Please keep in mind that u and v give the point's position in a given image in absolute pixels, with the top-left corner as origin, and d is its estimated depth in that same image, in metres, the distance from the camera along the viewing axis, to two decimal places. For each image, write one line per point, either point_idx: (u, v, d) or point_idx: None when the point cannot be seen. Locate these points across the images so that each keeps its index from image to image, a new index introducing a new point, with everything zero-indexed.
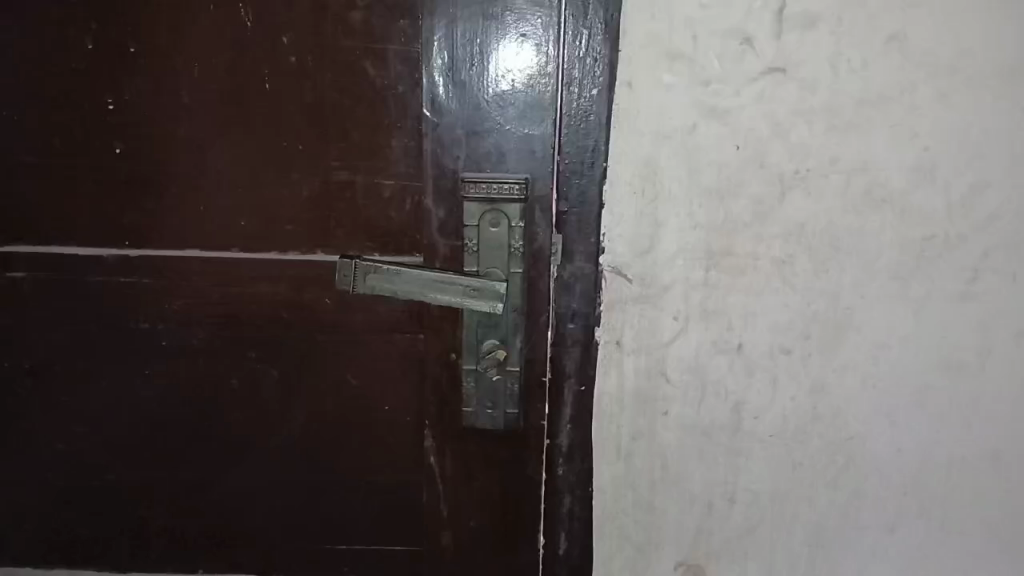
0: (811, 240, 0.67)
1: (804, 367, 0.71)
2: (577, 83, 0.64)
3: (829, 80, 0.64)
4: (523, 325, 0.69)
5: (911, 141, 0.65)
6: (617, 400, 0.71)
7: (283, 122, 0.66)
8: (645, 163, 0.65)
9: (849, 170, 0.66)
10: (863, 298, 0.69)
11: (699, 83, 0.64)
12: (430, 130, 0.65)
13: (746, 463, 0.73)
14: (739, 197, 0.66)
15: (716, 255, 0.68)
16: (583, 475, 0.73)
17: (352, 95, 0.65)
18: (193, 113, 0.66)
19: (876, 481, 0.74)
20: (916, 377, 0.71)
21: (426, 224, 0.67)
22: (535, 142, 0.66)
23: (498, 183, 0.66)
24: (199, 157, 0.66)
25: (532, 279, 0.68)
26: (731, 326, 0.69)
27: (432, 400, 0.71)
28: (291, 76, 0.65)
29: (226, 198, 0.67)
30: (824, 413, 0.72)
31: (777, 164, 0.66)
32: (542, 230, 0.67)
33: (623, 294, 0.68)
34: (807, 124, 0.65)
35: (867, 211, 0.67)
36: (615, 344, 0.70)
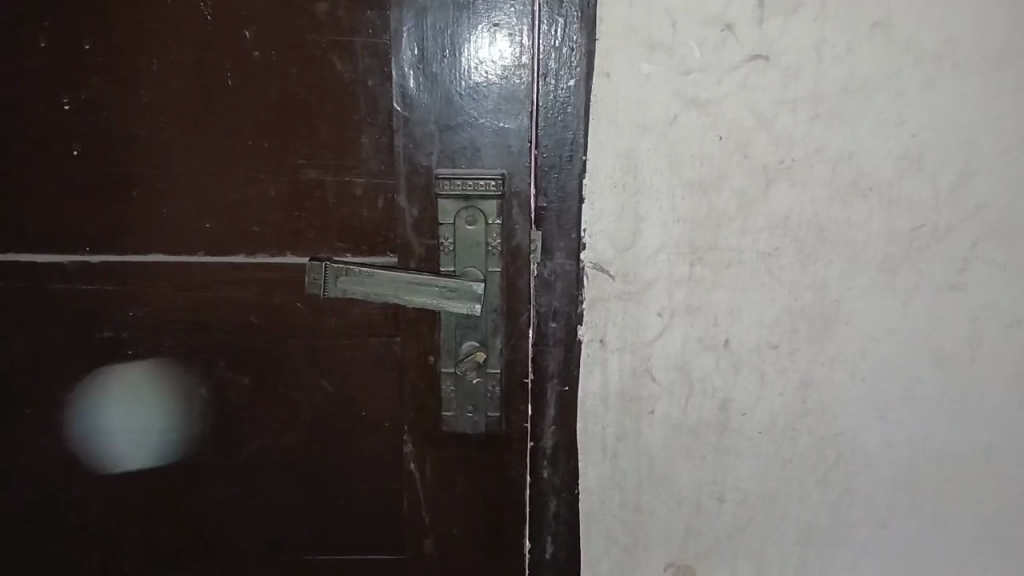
0: (796, 232, 0.66)
1: (791, 362, 0.69)
2: (553, 74, 0.62)
3: (813, 67, 0.62)
4: (502, 325, 0.67)
5: (897, 128, 0.63)
6: (601, 400, 0.69)
7: (249, 120, 0.63)
8: (625, 156, 0.63)
9: (835, 160, 0.64)
10: (851, 290, 0.67)
11: (679, 72, 0.62)
12: (402, 125, 0.63)
13: (735, 462, 0.72)
14: (722, 189, 0.64)
15: (700, 249, 0.66)
16: (568, 477, 0.71)
17: (320, 90, 0.63)
18: (153, 113, 0.63)
19: (867, 477, 0.72)
20: (906, 370, 0.69)
21: (400, 223, 0.65)
22: (512, 135, 0.64)
23: (473, 179, 0.64)
24: (161, 158, 0.64)
25: (511, 278, 0.66)
26: (716, 322, 0.68)
27: (411, 404, 0.69)
28: (256, 72, 0.62)
29: (190, 201, 0.65)
30: (812, 409, 0.70)
31: (761, 155, 0.64)
32: (520, 227, 0.65)
33: (605, 291, 0.66)
34: (791, 113, 0.63)
35: (854, 201, 0.65)
36: (598, 343, 0.68)
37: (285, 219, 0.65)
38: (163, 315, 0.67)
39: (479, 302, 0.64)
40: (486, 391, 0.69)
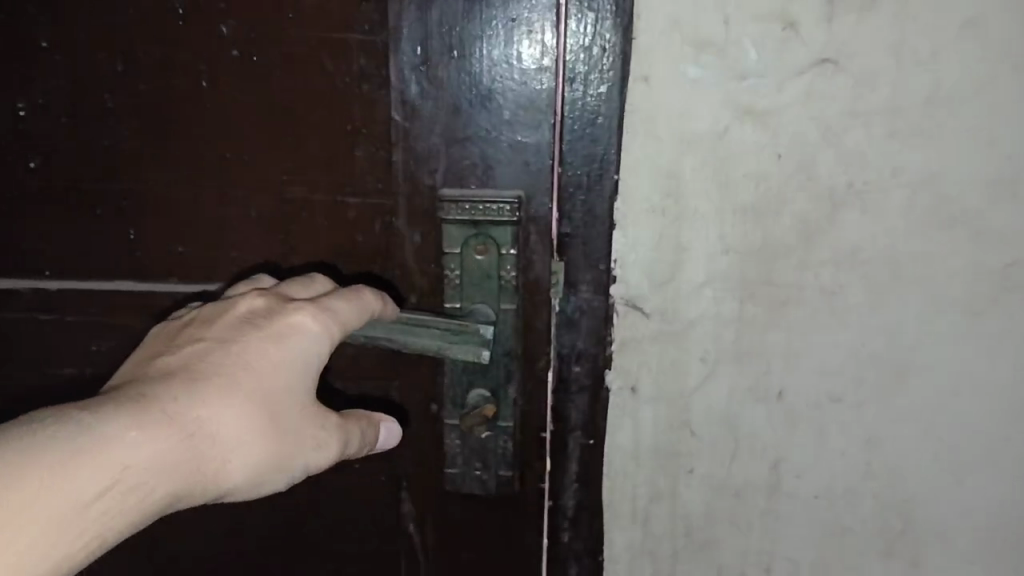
0: (866, 267, 0.55)
1: (856, 418, 0.59)
2: (582, 79, 0.53)
3: (892, 74, 0.52)
4: (517, 372, 0.59)
5: (990, 148, 0.52)
6: (632, 456, 0.60)
7: (227, 132, 0.55)
8: (665, 176, 0.54)
9: (915, 183, 0.53)
10: (929, 335, 0.57)
11: (731, 78, 0.52)
12: (402, 137, 0.55)
13: (784, 529, 0.62)
14: (780, 216, 0.55)
15: (751, 285, 0.56)
16: (592, 542, 0.63)
17: (308, 95, 0.54)
18: (119, 120, 0.56)
19: (940, 549, 0.62)
20: (992, 430, 0.58)
21: (402, 250, 0.57)
22: (530, 151, 0.55)
23: (485, 202, 0.55)
24: (127, 173, 0.56)
25: (527, 317, 0.58)
26: (769, 369, 0.58)
27: (408, 456, 0.62)
28: (234, 73, 0.54)
29: (159, 222, 0.57)
30: (879, 472, 0.60)
31: (827, 177, 0.54)
32: (539, 258, 0.57)
33: (640, 331, 0.57)
34: (864, 128, 0.53)
35: (936, 231, 0.54)
36: (630, 391, 0.59)
37: (271, 244, 0.57)
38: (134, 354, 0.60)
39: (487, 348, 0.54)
40: (498, 446, 0.61)
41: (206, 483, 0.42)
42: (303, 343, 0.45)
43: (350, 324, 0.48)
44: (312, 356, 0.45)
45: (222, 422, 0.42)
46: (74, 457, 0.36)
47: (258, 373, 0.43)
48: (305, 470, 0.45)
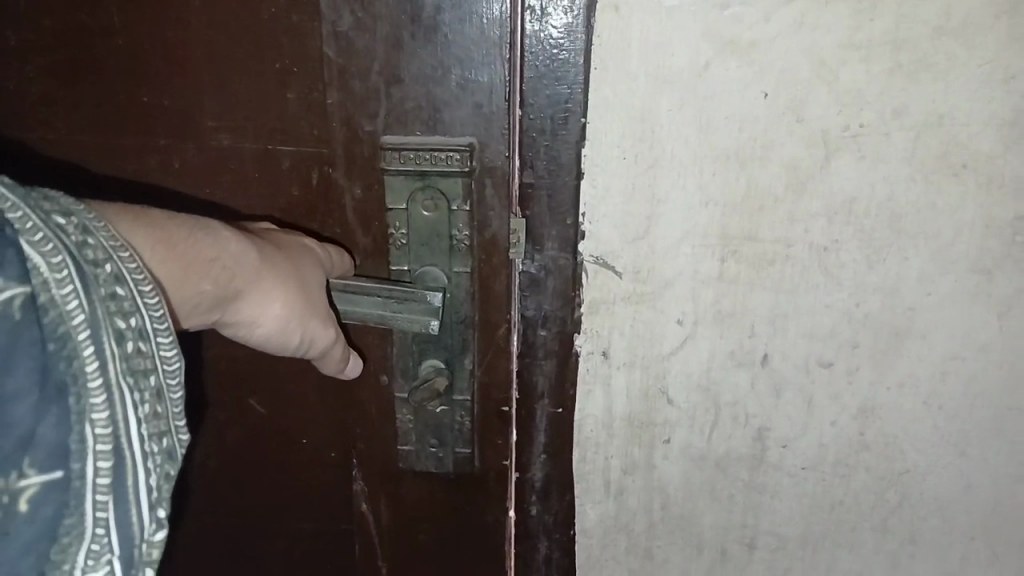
0: (863, 220, 0.50)
1: (849, 384, 0.54)
2: (542, 8, 0.47)
3: (897, 0, 0.45)
4: (474, 342, 0.55)
5: (1005, 86, 0.46)
6: (604, 426, 0.56)
7: (144, 72, 0.52)
8: (638, 117, 0.48)
9: (918, 126, 0.47)
10: (931, 296, 0.51)
11: (712, 8, 0.45)
12: (337, 77, 0.50)
13: (769, 503, 0.58)
14: (768, 163, 0.49)
15: (732, 240, 0.51)
16: (562, 515, 0.60)
17: (228, 31, 0.51)
18: (25, 56, 0.53)
19: (938, 525, 0.57)
20: (998, 396, 0.53)
21: (342, 206, 0.54)
22: (483, 93, 0.49)
23: (432, 152, 0.51)
24: (41, 114, 0.55)
25: (484, 278, 0.54)
26: (754, 332, 0.53)
27: (357, 436, 0.60)
28: (146, 4, 0.51)
29: (76, 171, 0.56)
30: (873, 442, 0.55)
31: (820, 120, 0.48)
32: (495, 216, 0.52)
33: (611, 293, 0.53)
34: (864, 64, 0.46)
35: (941, 179, 0.48)
36: (601, 355, 0.54)
37: (201, 198, 0.55)
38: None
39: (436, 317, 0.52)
40: (455, 421, 0.58)
41: (272, 302, 0.44)
42: (317, 251, 0.50)
43: (341, 265, 0.52)
44: (322, 261, 0.50)
45: (285, 261, 0.46)
46: (198, 224, 0.41)
47: (296, 251, 0.48)
48: (315, 338, 0.47)
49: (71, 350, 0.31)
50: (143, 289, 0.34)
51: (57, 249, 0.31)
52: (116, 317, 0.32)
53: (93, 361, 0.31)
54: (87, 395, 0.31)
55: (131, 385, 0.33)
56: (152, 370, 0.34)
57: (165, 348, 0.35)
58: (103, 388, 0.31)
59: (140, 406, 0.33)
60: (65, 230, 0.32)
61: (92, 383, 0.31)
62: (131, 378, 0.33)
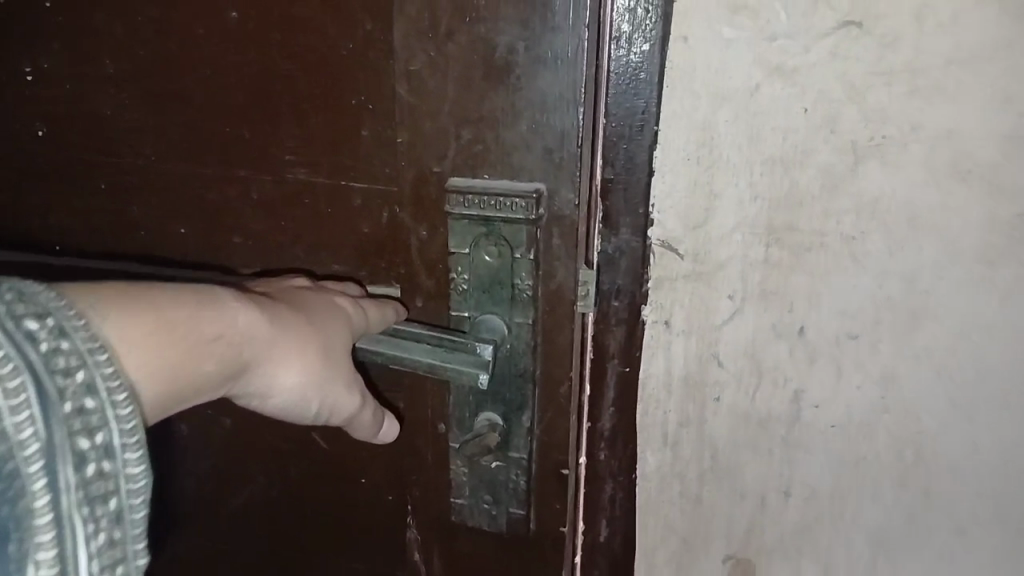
0: (885, 216, 0.57)
1: (872, 355, 0.61)
2: (626, 39, 0.57)
3: (914, 36, 0.53)
4: (534, 399, 0.65)
5: (1006, 106, 0.53)
6: (664, 383, 0.66)
7: (231, 111, 0.65)
8: (700, 125, 0.57)
9: (933, 139, 0.54)
10: (944, 281, 0.58)
11: (762, 38, 0.54)
12: (407, 117, 0.59)
13: (804, 456, 0.65)
14: (805, 167, 0.57)
15: (776, 230, 0.59)
16: (624, 462, 0.70)
17: (307, 73, 0.61)
18: (131, 89, 0.67)
19: (951, 482, 0.63)
20: (1004, 367, 0.59)
21: (410, 245, 0.63)
22: (554, 136, 0.57)
23: (506, 198, 0.58)
24: (147, 142, 0.68)
25: (549, 325, 0.62)
26: (792, 308, 0.61)
27: (414, 484, 0.73)
28: (237, 49, 0.62)
29: (173, 194, 0.69)
30: (894, 407, 0.62)
31: (850, 132, 0.55)
32: (562, 268, 0.60)
33: (672, 271, 0.62)
34: (886, 86, 0.54)
35: (951, 184, 0.55)
36: (662, 324, 0.64)
37: (277, 223, 0.67)
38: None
39: (484, 370, 0.59)
40: (509, 477, 0.68)
41: (284, 372, 0.51)
42: (347, 312, 0.58)
43: (373, 322, 0.61)
44: (356, 321, 0.59)
45: (304, 329, 0.53)
46: (208, 300, 0.47)
47: (316, 315, 0.55)
48: (335, 402, 0.54)
49: (18, 488, 0.35)
50: (115, 401, 0.38)
51: (18, 373, 0.34)
52: (79, 438, 0.36)
53: (42, 496, 0.35)
54: (33, 534, 0.35)
55: (84, 515, 0.37)
56: (113, 494, 0.38)
57: (132, 465, 0.38)
58: (51, 524, 0.35)
59: (93, 537, 0.37)
60: (37, 338, 0.36)
61: (39, 521, 0.35)
62: (88, 505, 0.37)
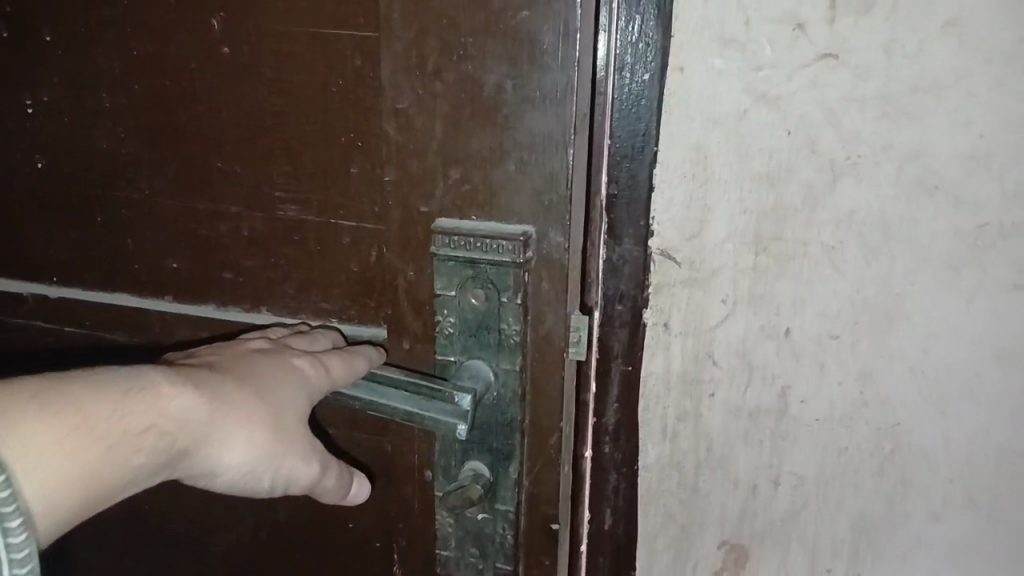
0: (862, 227, 0.61)
1: (851, 354, 0.64)
2: (629, 69, 0.60)
3: (883, 67, 0.57)
4: (522, 450, 0.61)
5: (964, 128, 0.57)
6: (663, 381, 0.69)
7: (230, 148, 0.69)
8: (694, 147, 0.61)
9: (902, 158, 0.58)
10: (913, 284, 0.61)
11: (749, 68, 0.59)
12: (395, 153, 0.58)
13: (791, 447, 0.68)
14: (789, 182, 0.61)
15: (764, 240, 0.63)
16: (627, 454, 0.72)
17: (300, 115, 0.65)
18: (140, 125, 0.72)
19: (925, 471, 0.67)
20: (968, 360, 0.63)
21: (395, 287, 0.61)
22: (541, 176, 0.54)
23: (492, 240, 0.56)
24: (153, 174, 0.73)
25: (537, 372, 0.59)
26: (779, 312, 0.64)
27: (402, 530, 0.70)
28: (237, 89, 0.67)
29: (177, 223, 0.74)
30: (872, 402, 0.65)
31: (829, 151, 0.59)
32: (551, 314, 0.57)
33: (671, 277, 0.65)
34: (859, 111, 0.58)
35: (918, 198, 0.59)
36: (662, 326, 0.67)
37: (270, 256, 0.71)
38: (161, 335, 0.77)
39: (463, 420, 0.58)
40: (496, 530, 0.64)
41: (227, 450, 0.52)
42: (303, 377, 0.57)
43: (341, 378, 0.59)
44: (314, 385, 0.58)
45: (249, 402, 0.53)
46: (135, 388, 0.49)
47: (270, 381, 0.56)
48: (289, 471, 0.55)
49: None
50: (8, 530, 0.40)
51: None
52: None
53: None
54: None
55: None
56: None
57: None
58: None
59: None
60: None
61: None
62: None
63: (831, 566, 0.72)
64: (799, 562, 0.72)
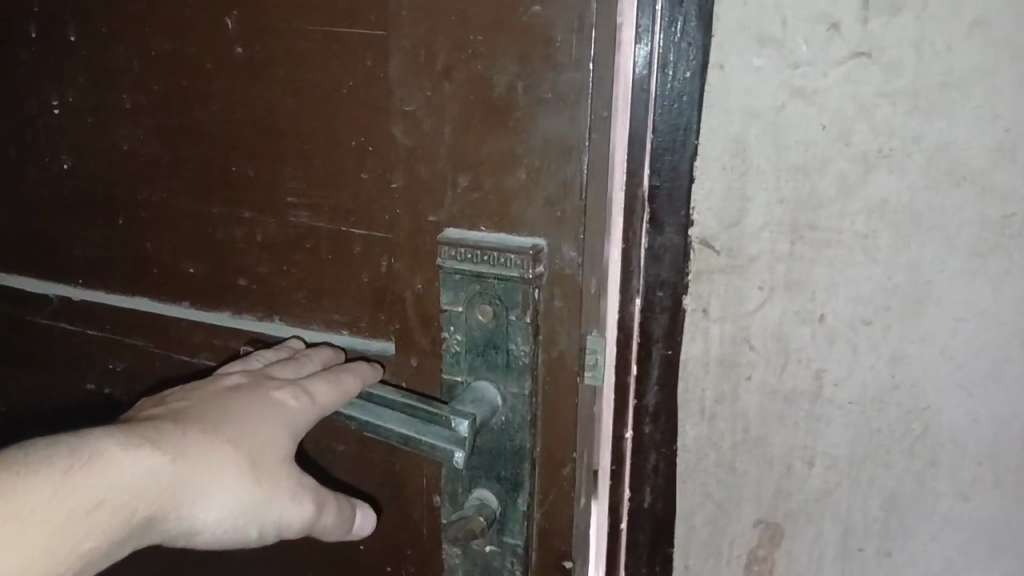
0: (895, 218, 0.59)
1: (883, 338, 0.62)
2: (671, 66, 0.59)
3: (914, 64, 0.55)
4: (534, 478, 0.53)
5: (991, 122, 0.55)
6: (701, 365, 0.66)
7: (250, 150, 0.72)
8: (733, 141, 0.60)
9: (931, 150, 0.57)
10: (943, 272, 0.59)
11: (786, 66, 0.57)
12: (403, 159, 0.56)
13: (823, 427, 0.65)
14: (823, 174, 0.59)
15: (799, 228, 0.61)
16: (668, 436, 0.69)
17: (313, 117, 0.66)
18: (173, 121, 0.78)
19: (953, 451, 0.63)
20: (994, 343, 0.60)
21: (403, 299, 0.59)
22: (556, 186, 0.49)
23: (503, 253, 0.51)
24: (186, 170, 0.78)
25: (549, 399, 0.52)
26: (814, 297, 0.62)
27: (410, 559, 0.66)
28: (256, 91, 0.70)
29: (206, 215, 0.79)
30: (903, 384, 0.63)
31: (862, 142, 0.58)
32: (564, 333, 0.51)
33: (711, 263, 0.63)
34: (891, 105, 0.56)
35: (947, 189, 0.58)
36: (700, 311, 0.64)
37: (283, 260, 0.73)
38: (178, 335, 0.85)
39: (461, 449, 0.49)
40: (505, 566, 0.55)
41: (204, 511, 0.51)
42: (284, 412, 0.56)
43: (327, 406, 0.58)
44: (298, 418, 0.57)
45: (223, 458, 0.52)
46: (95, 461, 0.47)
47: (247, 428, 0.54)
48: (279, 520, 0.54)
49: None
50: None
51: None
52: None
53: None
54: None
55: None
56: None
57: None
58: None
59: None
60: None
61: None
62: None
63: (863, 545, 0.68)
64: (832, 541, 0.68)
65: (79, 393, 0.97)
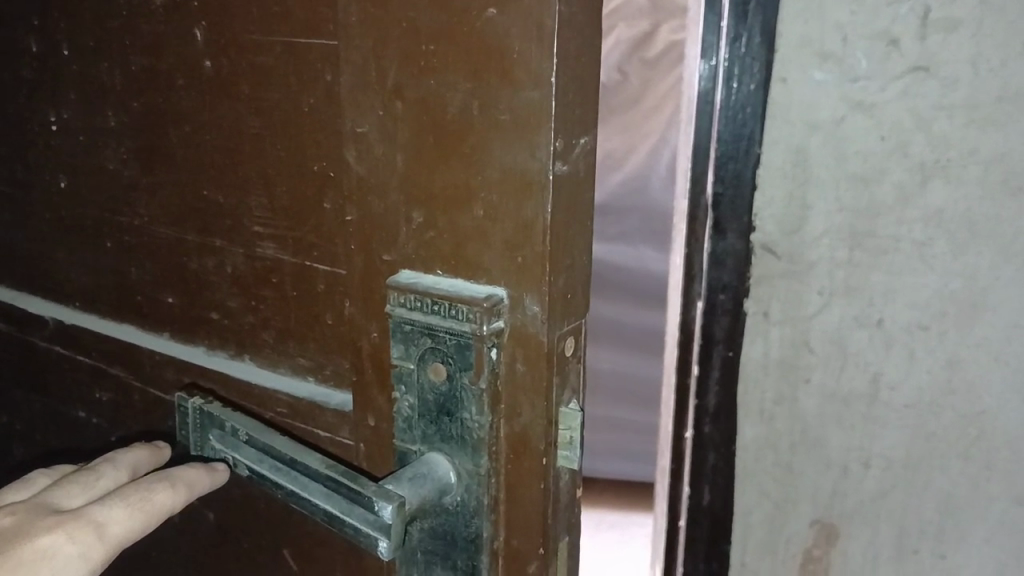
0: (952, 225, 0.58)
1: (940, 343, 0.60)
2: (737, 78, 0.58)
3: (970, 80, 0.55)
4: (488, 568, 0.47)
5: None
6: (763, 369, 0.64)
7: (213, 173, 0.64)
8: (795, 151, 0.59)
9: (988, 159, 0.56)
10: (999, 279, 0.58)
11: (846, 79, 0.56)
12: (356, 187, 0.48)
13: (884, 430, 0.63)
14: (882, 184, 0.58)
15: (857, 233, 0.59)
16: (728, 434, 0.67)
17: (271, 136, 0.58)
18: (139, 137, 0.69)
19: (1010, 457, 0.61)
20: None
21: (358, 348, 0.51)
22: (514, 228, 0.42)
23: (453, 305, 0.44)
24: (151, 192, 0.70)
25: (511, 480, 0.46)
26: (871, 302, 0.60)
27: None
28: (219, 106, 0.61)
29: (169, 244, 0.70)
30: (959, 387, 0.61)
31: (919, 154, 0.57)
32: (526, 404, 0.44)
33: (772, 269, 0.62)
34: (949, 118, 0.56)
35: (1006, 199, 0.56)
36: (762, 315, 0.63)
37: (246, 297, 0.64)
38: (153, 372, 0.75)
39: (386, 537, 0.43)
40: None
41: None
42: (54, 557, 0.48)
43: (120, 536, 0.51)
44: (78, 559, 0.49)
45: None
46: None
47: None
48: None
49: None
50: None
51: None
52: None
53: None
54: None
55: None
56: None
57: None
58: None
59: None
60: None
61: None
62: None
63: None
64: (886, 545, 0.66)
65: (58, 422, 0.89)
